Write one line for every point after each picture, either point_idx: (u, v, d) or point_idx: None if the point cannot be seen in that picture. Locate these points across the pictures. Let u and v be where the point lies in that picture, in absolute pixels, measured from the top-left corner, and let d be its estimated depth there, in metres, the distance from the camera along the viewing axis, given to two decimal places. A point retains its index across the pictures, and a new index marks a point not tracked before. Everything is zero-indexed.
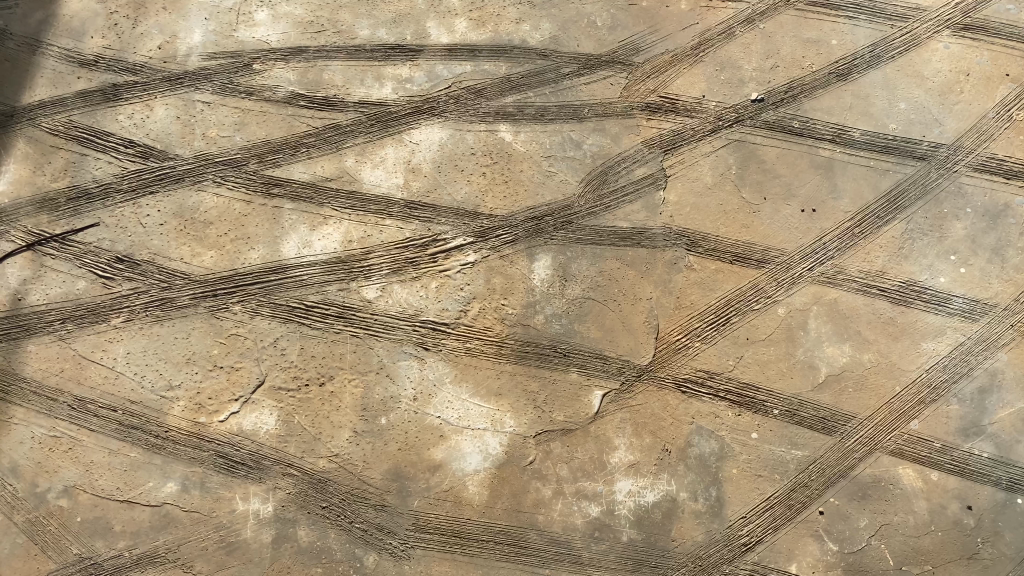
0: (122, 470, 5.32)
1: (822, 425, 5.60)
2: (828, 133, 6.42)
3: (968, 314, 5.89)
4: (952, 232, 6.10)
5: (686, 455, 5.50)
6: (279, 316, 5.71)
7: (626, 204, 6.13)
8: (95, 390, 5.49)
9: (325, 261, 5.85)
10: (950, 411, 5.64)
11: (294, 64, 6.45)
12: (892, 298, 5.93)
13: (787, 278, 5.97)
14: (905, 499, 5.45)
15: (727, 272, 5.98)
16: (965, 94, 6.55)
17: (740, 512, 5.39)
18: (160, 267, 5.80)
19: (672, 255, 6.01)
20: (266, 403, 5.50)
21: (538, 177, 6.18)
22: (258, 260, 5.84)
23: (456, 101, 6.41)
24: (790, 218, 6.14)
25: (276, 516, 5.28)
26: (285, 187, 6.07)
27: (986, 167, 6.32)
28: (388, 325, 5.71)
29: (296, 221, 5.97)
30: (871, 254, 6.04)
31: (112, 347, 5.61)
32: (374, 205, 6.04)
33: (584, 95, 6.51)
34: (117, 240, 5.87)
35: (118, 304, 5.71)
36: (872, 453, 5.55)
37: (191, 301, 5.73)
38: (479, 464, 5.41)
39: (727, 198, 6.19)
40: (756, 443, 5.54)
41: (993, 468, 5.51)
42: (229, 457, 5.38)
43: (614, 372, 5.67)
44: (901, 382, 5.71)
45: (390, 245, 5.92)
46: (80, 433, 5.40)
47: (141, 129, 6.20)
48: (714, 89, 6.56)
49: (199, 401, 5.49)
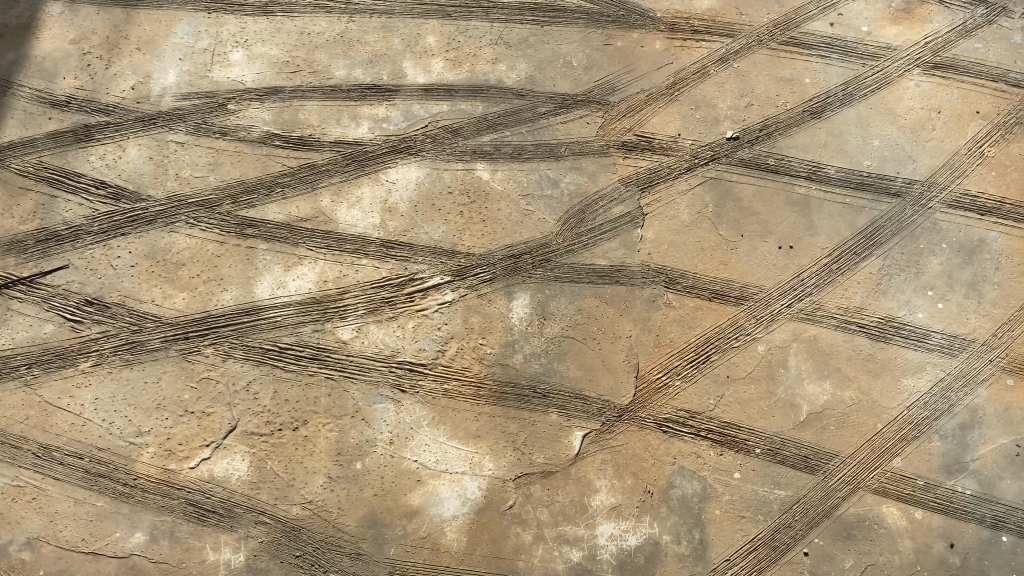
0: (88, 520, 5.14)
1: (804, 463, 5.54)
2: (803, 170, 6.45)
3: (947, 349, 5.88)
4: (928, 267, 6.12)
5: (668, 496, 5.41)
6: (252, 359, 5.60)
7: (604, 242, 6.10)
8: (61, 437, 5.33)
9: (300, 302, 5.76)
10: (931, 447, 5.61)
11: (269, 104, 6.42)
12: (872, 334, 5.91)
13: (766, 315, 5.94)
14: (890, 538, 5.38)
15: (706, 309, 5.94)
16: (937, 131, 6.62)
17: (724, 554, 5.29)
18: (131, 310, 5.68)
19: (651, 292, 5.97)
20: (238, 448, 5.36)
21: (516, 216, 6.14)
22: (230, 302, 5.74)
23: (432, 140, 6.38)
24: (767, 255, 6.13)
25: (248, 566, 5.11)
26: (258, 228, 5.99)
27: (960, 203, 6.36)
28: (364, 366, 5.61)
29: (270, 261, 5.88)
30: (849, 290, 6.03)
31: (80, 392, 5.46)
32: (349, 244, 5.96)
33: (560, 134, 6.51)
34: (87, 283, 5.75)
35: (87, 348, 5.57)
36: (855, 492, 5.49)
37: (162, 344, 5.60)
38: (457, 509, 5.29)
39: (705, 235, 6.18)
40: (739, 483, 5.47)
41: (977, 505, 5.47)
42: (200, 506, 5.22)
43: (595, 412, 5.60)
44: (882, 420, 5.67)
45: (366, 285, 5.84)
46: (45, 482, 5.22)
47: (113, 170, 6.11)
48: (690, 128, 6.59)
49: (169, 447, 5.34)
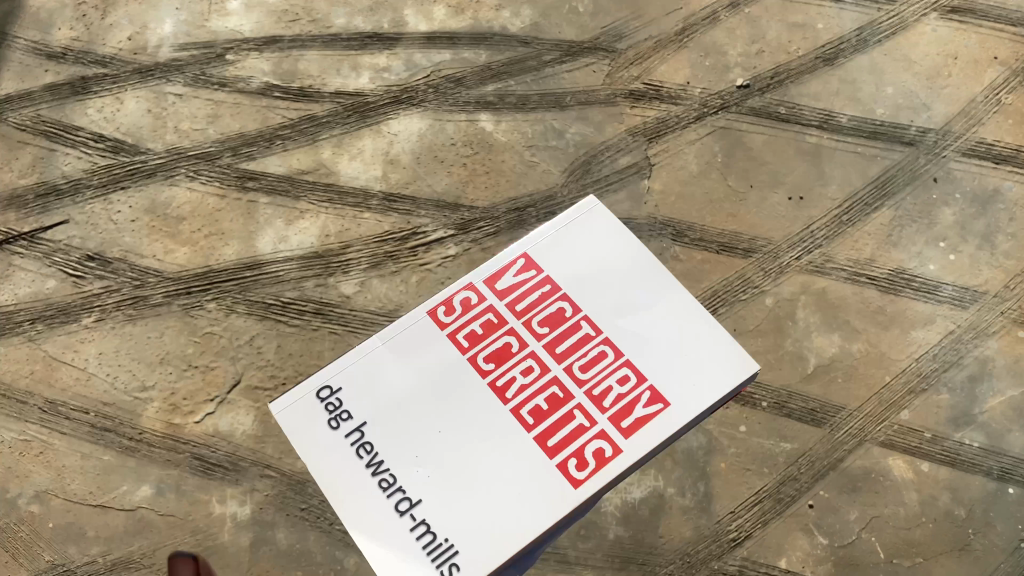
0: (95, 473, 5.14)
1: (811, 417, 5.51)
2: (815, 119, 6.30)
3: (958, 301, 5.80)
4: (941, 218, 6.01)
5: (673, 449, 5.41)
6: (255, 314, 5.56)
7: (610, 194, 6.00)
8: (66, 392, 5.34)
9: (303, 256, 5.71)
10: (939, 400, 5.56)
11: (268, 54, 6.29)
12: (882, 286, 5.83)
13: (774, 268, 5.85)
14: (895, 491, 5.35)
15: (714, 262, 5.85)
16: (953, 78, 6.44)
17: (729, 507, 5.30)
18: (132, 265, 5.65)
19: (657, 245, 5.89)
20: (242, 403, 5.35)
21: (520, 168, 6.03)
22: (232, 257, 5.69)
23: (435, 91, 6.25)
24: (777, 206, 6.02)
25: (254, 520, 5.08)
26: (260, 181, 5.91)
27: (975, 152, 6.21)
28: (368, 321, 5.55)
29: (272, 215, 5.81)
30: (859, 242, 5.93)
31: (84, 347, 5.45)
32: (352, 198, 5.88)
33: (565, 83, 6.36)
34: (88, 238, 5.71)
35: (89, 304, 5.54)
36: (862, 445, 5.45)
37: (164, 299, 5.57)
38: None
39: (713, 185, 6.07)
40: (745, 436, 5.45)
41: (984, 457, 5.43)
42: (205, 459, 5.22)
43: None
44: (891, 372, 5.62)
45: (369, 239, 5.77)
46: (51, 436, 5.24)
47: (111, 124, 6.03)
48: (699, 76, 6.43)
49: (174, 401, 5.34)
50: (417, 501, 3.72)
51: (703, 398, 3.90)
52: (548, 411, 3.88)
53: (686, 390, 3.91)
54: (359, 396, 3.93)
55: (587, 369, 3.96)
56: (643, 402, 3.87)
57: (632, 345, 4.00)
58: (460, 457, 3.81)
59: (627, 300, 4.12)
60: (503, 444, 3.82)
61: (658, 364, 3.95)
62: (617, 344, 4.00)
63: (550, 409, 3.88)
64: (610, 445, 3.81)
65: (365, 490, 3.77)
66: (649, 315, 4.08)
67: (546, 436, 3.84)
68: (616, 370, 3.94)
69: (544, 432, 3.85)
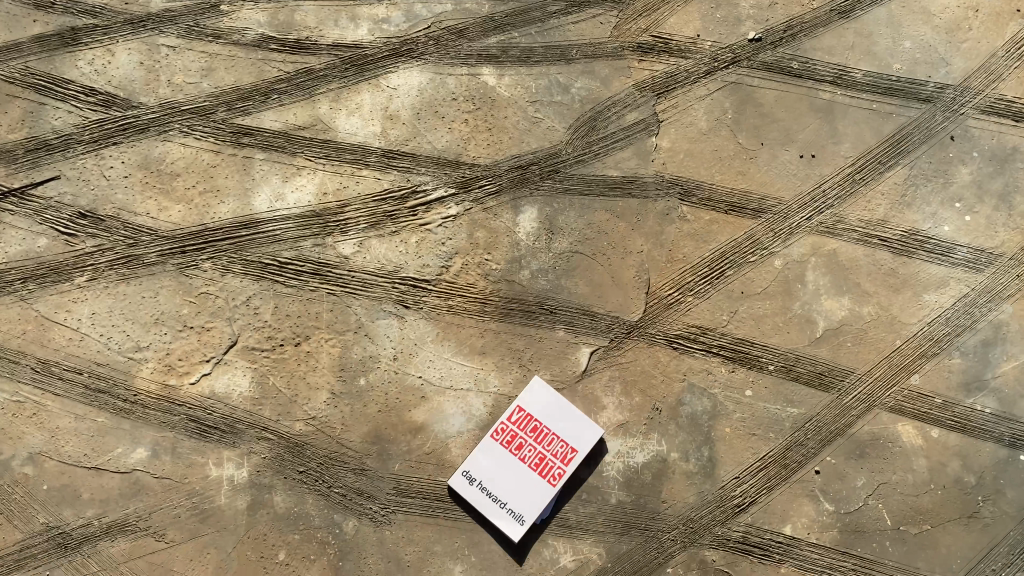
0: (89, 436, 5.10)
1: (818, 380, 5.41)
2: (828, 75, 5.95)
3: (972, 265, 5.62)
4: (957, 177, 5.79)
5: (677, 413, 5.35)
6: (252, 274, 5.41)
7: (616, 151, 5.74)
8: (59, 352, 5.24)
9: (299, 214, 5.51)
10: (951, 364, 5.44)
11: (263, 3, 5.82)
12: (895, 248, 5.65)
13: (784, 228, 5.67)
14: (904, 457, 5.33)
15: (722, 223, 5.67)
16: (974, 31, 6.02)
17: (732, 472, 5.28)
18: (125, 223, 5.46)
19: (664, 205, 5.68)
20: (239, 364, 5.27)
21: (523, 123, 5.76)
22: (228, 214, 5.50)
23: (436, 43, 5.84)
24: (788, 164, 5.80)
25: (251, 482, 5.13)
26: (255, 136, 5.65)
27: (994, 109, 5.91)
28: (367, 282, 5.43)
29: (268, 172, 5.59)
30: (872, 203, 5.72)
31: (77, 307, 5.32)
32: (349, 154, 5.64)
33: (571, 34, 5.93)
34: (80, 195, 5.50)
35: (83, 262, 5.39)
36: (870, 410, 5.38)
37: (158, 258, 5.41)
38: (462, 426, 5.28)
39: (722, 143, 5.82)
40: (750, 400, 5.37)
41: (995, 423, 5.36)
42: (201, 422, 5.17)
43: (602, 328, 5.46)
44: (902, 336, 5.50)
45: (367, 197, 5.56)
46: (44, 398, 5.16)
47: (103, 77, 5.69)
48: (709, 28, 6.00)
49: (169, 362, 5.25)
50: (505, 499, 5.07)
51: (588, 430, 5.12)
52: (536, 466, 5.06)
53: (581, 430, 5.11)
54: (472, 459, 5.12)
55: (534, 438, 5.11)
56: (566, 448, 5.10)
57: (542, 415, 5.15)
58: (515, 482, 5.07)
59: (535, 393, 5.16)
60: (521, 480, 5.07)
61: (569, 422, 5.13)
62: (535, 417, 5.15)
63: (536, 461, 5.08)
64: (562, 472, 5.06)
65: (487, 512, 5.06)
66: (538, 397, 5.18)
67: (542, 480, 5.06)
68: (545, 434, 5.12)
69: (536, 481, 5.05)
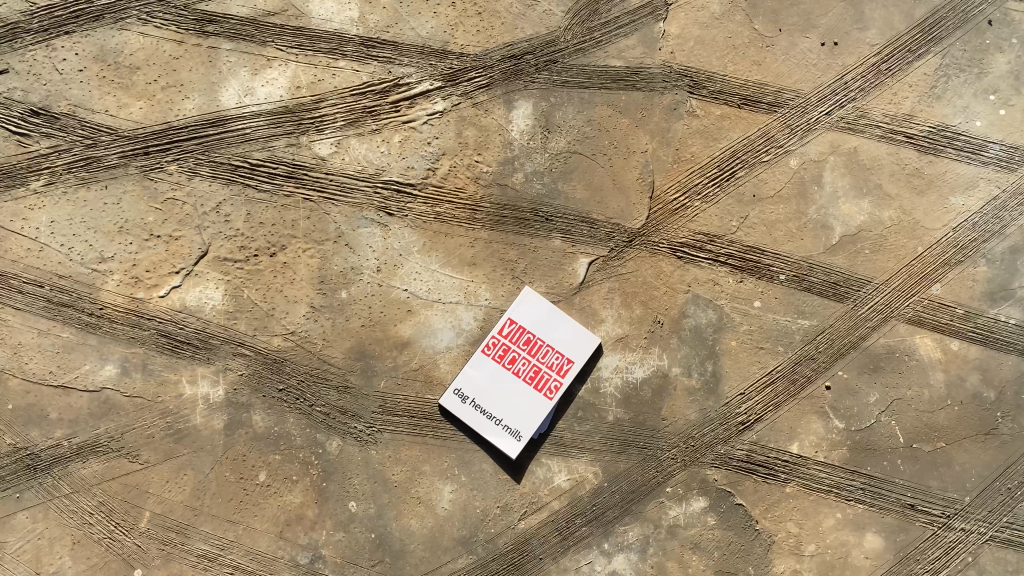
0: (54, 353, 4.80)
1: (833, 291, 5.06)
2: None
3: (1004, 163, 5.17)
4: (994, 67, 5.26)
5: (680, 326, 5.02)
6: (221, 177, 4.98)
7: (620, 38, 5.19)
8: (17, 264, 4.85)
9: (271, 111, 5.03)
10: (976, 273, 5.08)
11: None
12: (920, 146, 5.18)
13: (801, 124, 5.18)
14: (920, 371, 5.03)
15: (734, 118, 5.18)
16: None
17: (738, 388, 5.00)
18: (82, 121, 4.97)
19: (672, 99, 5.18)
20: (211, 276, 4.92)
21: (517, 7, 5.18)
22: (193, 112, 5.01)
23: None
24: (808, 53, 5.24)
25: (228, 401, 4.86)
26: (220, 24, 5.08)
27: None
28: (346, 186, 5.01)
29: (236, 64, 5.05)
30: (898, 95, 5.21)
31: (33, 215, 4.90)
32: (324, 43, 5.09)
33: None
34: (31, 90, 4.97)
35: (37, 165, 4.93)
36: (887, 322, 5.05)
37: (119, 161, 4.96)
38: (451, 341, 4.97)
39: (737, 29, 5.25)
40: (759, 312, 5.04)
41: (1019, 335, 5.05)
42: (173, 337, 4.86)
43: (602, 237, 5.05)
44: (925, 243, 5.10)
45: (344, 91, 5.07)
46: (4, 313, 4.82)
47: None
48: None
49: (136, 274, 4.89)
50: (499, 415, 4.80)
51: (587, 339, 4.87)
52: (531, 379, 4.80)
53: (579, 340, 4.86)
54: (462, 375, 4.83)
55: (528, 350, 4.83)
56: (561, 358, 4.85)
57: (535, 327, 4.86)
58: (511, 397, 4.80)
59: (526, 304, 4.87)
60: (518, 395, 4.79)
61: (566, 332, 4.87)
62: (528, 329, 4.86)
63: (530, 374, 4.81)
64: (560, 383, 4.82)
65: (481, 430, 4.79)
66: (530, 306, 4.87)
67: (538, 393, 4.80)
68: (539, 345, 4.84)
69: (532, 394, 4.80)
